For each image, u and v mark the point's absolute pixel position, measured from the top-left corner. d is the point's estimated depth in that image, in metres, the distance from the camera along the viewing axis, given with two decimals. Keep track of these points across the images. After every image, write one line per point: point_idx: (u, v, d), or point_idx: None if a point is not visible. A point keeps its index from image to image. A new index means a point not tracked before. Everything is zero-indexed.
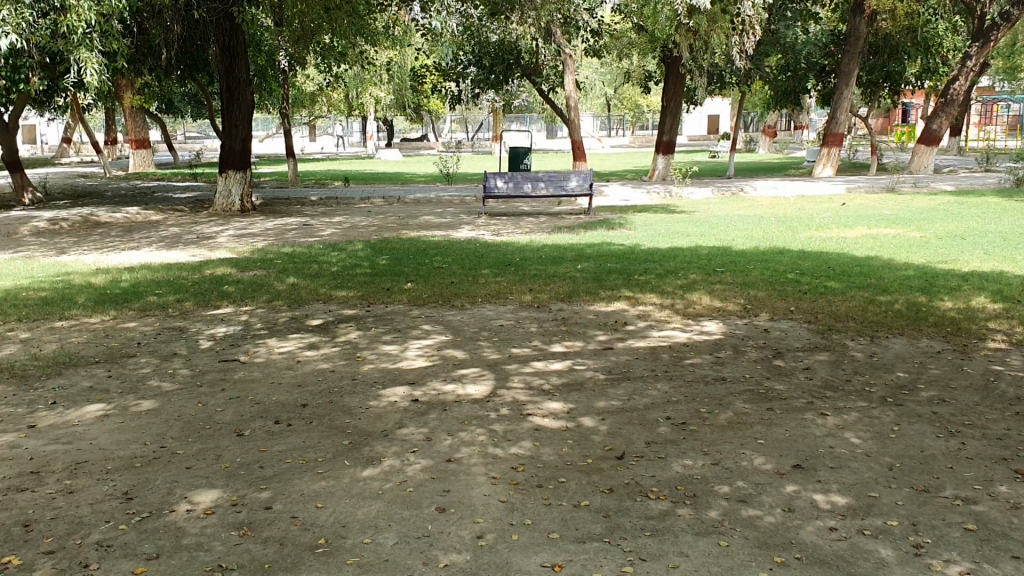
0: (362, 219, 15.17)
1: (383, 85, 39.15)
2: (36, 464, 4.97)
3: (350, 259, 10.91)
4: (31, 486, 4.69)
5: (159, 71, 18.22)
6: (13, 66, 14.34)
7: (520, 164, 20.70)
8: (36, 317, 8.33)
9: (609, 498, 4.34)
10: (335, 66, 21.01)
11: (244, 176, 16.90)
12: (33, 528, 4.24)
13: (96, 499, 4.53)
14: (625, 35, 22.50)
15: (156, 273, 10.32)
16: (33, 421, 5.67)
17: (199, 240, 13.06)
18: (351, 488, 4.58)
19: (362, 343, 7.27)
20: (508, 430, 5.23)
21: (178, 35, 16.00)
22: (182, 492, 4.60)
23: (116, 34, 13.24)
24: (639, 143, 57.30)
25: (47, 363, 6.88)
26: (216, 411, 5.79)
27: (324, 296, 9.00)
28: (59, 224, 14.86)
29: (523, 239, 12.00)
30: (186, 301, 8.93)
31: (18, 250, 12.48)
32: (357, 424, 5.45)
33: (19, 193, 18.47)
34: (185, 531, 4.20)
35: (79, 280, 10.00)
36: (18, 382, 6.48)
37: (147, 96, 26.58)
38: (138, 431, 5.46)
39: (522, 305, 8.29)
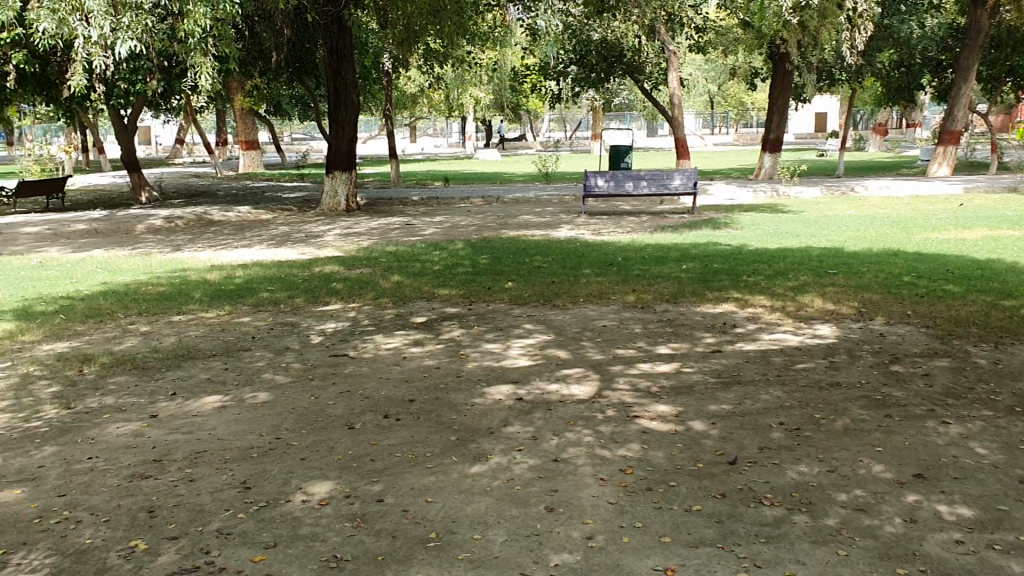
0: (464, 219, 15.27)
1: (484, 86, 39.25)
2: (160, 452, 5.19)
3: (453, 258, 11.01)
4: (154, 474, 4.89)
5: (269, 73, 18.64)
6: (132, 68, 15.00)
7: (622, 163, 20.54)
8: (156, 311, 8.68)
9: (722, 503, 4.26)
10: (439, 66, 21.21)
11: (350, 176, 17.20)
12: (158, 513, 4.42)
13: (216, 487, 4.69)
14: (731, 31, 21.97)
15: (267, 269, 10.63)
16: (156, 411, 5.91)
17: (306, 239, 13.38)
18: (460, 484, 4.61)
19: (466, 341, 7.31)
20: (615, 433, 5.17)
21: (289, 37, 16.36)
22: (297, 482, 4.72)
23: (229, 38, 13.52)
24: (744, 142, 56.30)
25: (169, 355, 7.16)
26: (327, 404, 5.91)
27: (428, 294, 9.10)
28: (175, 222, 15.46)
29: (625, 238, 11.93)
30: (296, 297, 9.17)
31: (138, 247, 13.03)
32: (465, 421, 5.48)
33: (138, 192, 19.29)
34: (302, 521, 4.29)
35: (196, 276, 10.38)
36: (140, 374, 6.74)
37: (257, 98, 27.33)
38: (255, 422, 5.63)
39: (627, 305, 8.23)
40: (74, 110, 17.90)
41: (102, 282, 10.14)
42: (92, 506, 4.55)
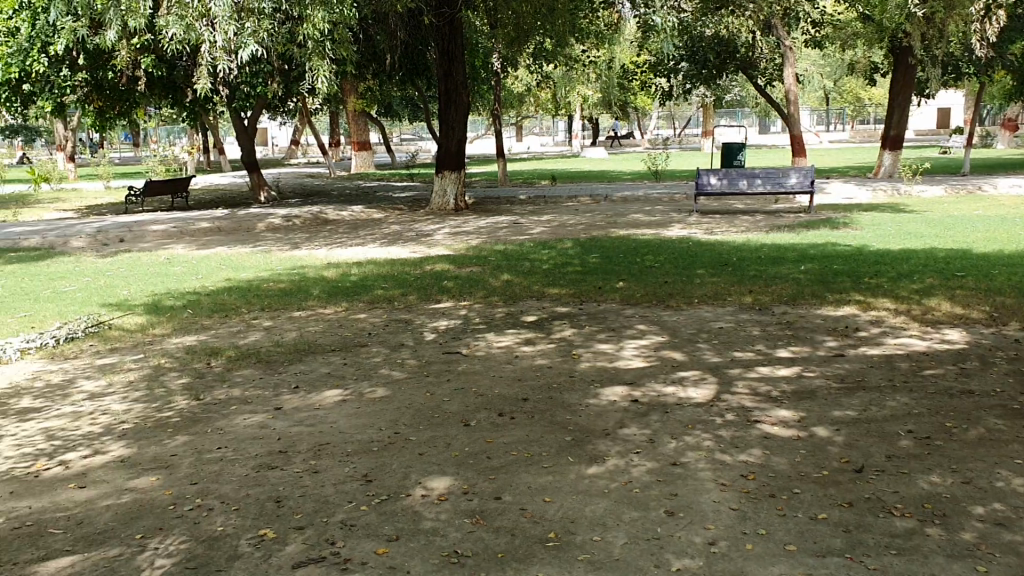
0: (573, 218, 15.25)
1: (591, 84, 39.08)
2: (284, 444, 5.36)
3: (563, 257, 11.01)
4: (280, 464, 5.06)
5: (382, 75, 19.01)
6: (254, 71, 15.56)
7: (734, 161, 20.16)
8: (277, 306, 8.97)
9: (848, 512, 4.13)
10: (548, 64, 21.24)
11: (459, 175, 17.38)
12: (285, 503, 4.57)
13: (340, 479, 4.82)
14: (850, 24, 21.24)
15: (381, 267, 10.85)
16: (280, 403, 6.11)
17: (417, 238, 13.59)
18: (577, 485, 4.60)
19: (578, 341, 7.30)
20: (735, 437, 5.08)
21: (402, 39, 16.62)
22: (417, 476, 4.80)
23: (346, 41, 13.82)
24: (861, 139, 54.48)
25: (290, 350, 7.39)
26: (443, 400, 6.00)
27: (538, 293, 9.12)
28: (292, 220, 15.94)
29: (740, 238, 11.70)
30: (410, 294, 9.32)
31: (258, 244, 13.49)
32: (580, 421, 5.47)
33: (257, 191, 19.96)
34: (422, 515, 4.36)
35: (314, 273, 10.68)
36: (265, 367, 6.98)
37: (369, 100, 27.90)
38: (374, 416, 5.74)
39: (742, 306, 8.07)
40: (198, 113, 18.64)
41: (226, 278, 10.54)
42: (223, 494, 4.74)
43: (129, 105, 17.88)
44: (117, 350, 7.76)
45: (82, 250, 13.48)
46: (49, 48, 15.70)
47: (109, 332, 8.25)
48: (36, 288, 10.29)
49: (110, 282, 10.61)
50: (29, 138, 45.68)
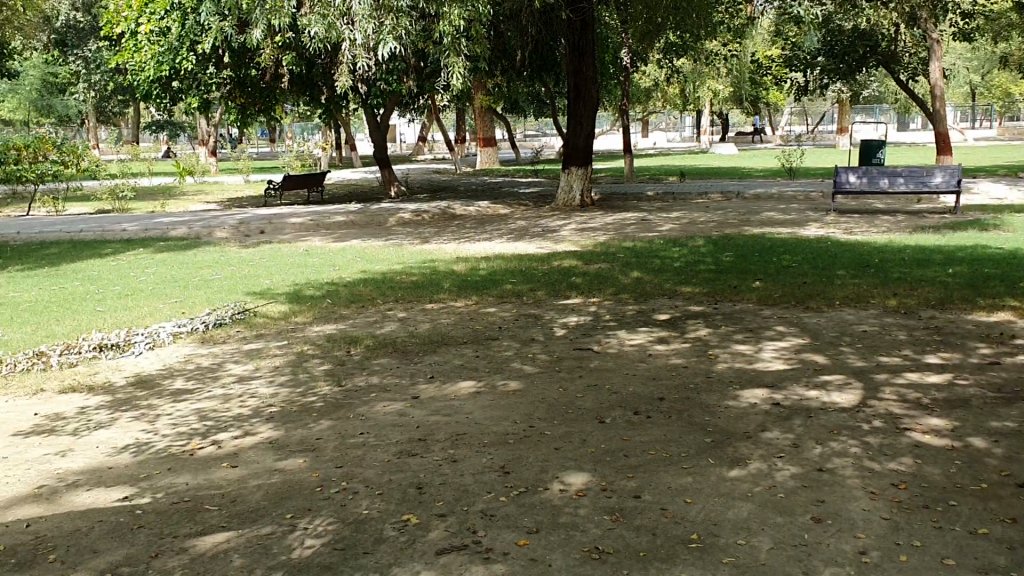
0: (702, 215, 15.00)
1: (720, 78, 38.29)
2: (423, 432, 5.47)
3: (694, 255, 10.84)
4: (419, 452, 5.16)
5: (512, 71, 19.14)
6: (390, 69, 15.90)
7: (872, 159, 19.42)
8: (410, 299, 9.17)
9: (1012, 529, 3.92)
10: (678, 59, 20.94)
11: (587, 171, 17.35)
12: (425, 491, 4.66)
13: (478, 470, 4.87)
14: (1003, 14, 20.11)
15: (510, 262, 10.94)
16: (416, 393, 6.23)
17: (545, 233, 13.63)
18: (719, 487, 4.52)
19: (713, 341, 7.18)
20: (884, 445, 4.90)
21: (533, 36, 16.68)
22: (554, 471, 4.81)
23: (481, 38, 13.94)
24: (1010, 137, 51.56)
25: (424, 341, 7.54)
26: (577, 396, 5.99)
27: (670, 291, 9.01)
28: (422, 215, 16.24)
29: (881, 239, 11.26)
30: (539, 290, 9.37)
31: (389, 238, 13.81)
32: (718, 422, 5.38)
33: (387, 186, 20.43)
34: (561, 509, 4.37)
35: (444, 267, 10.85)
36: (400, 357, 7.15)
37: (497, 96, 28.11)
38: (510, 409, 5.79)
39: (886, 310, 7.78)
40: (334, 110, 19.20)
41: (360, 270, 10.83)
42: (365, 478, 4.87)
43: (270, 102, 18.58)
44: (262, 336, 8.08)
45: (225, 241, 14.10)
46: (198, 47, 16.44)
47: (254, 319, 8.60)
48: (186, 276, 10.83)
49: (253, 271, 11.07)
50: (175, 133, 48.07)
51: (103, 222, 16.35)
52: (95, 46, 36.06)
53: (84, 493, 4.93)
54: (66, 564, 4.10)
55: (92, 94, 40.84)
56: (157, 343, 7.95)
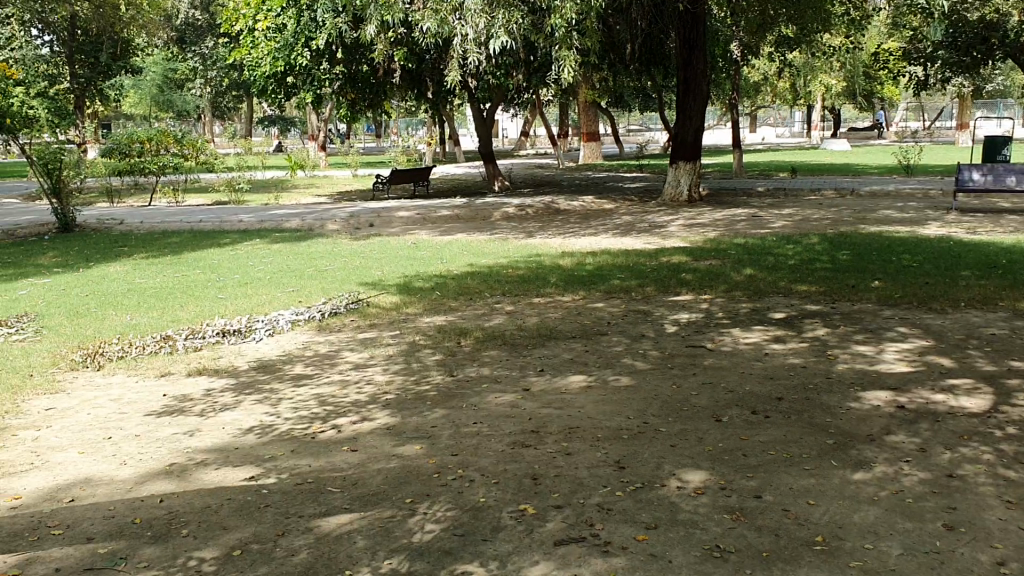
0: (815, 212, 14.63)
1: (833, 73, 37.26)
2: (535, 424, 5.50)
3: (808, 252, 10.57)
4: (533, 444, 5.19)
5: (619, 65, 19.04)
6: (499, 63, 15.99)
7: (997, 155, 18.59)
8: (517, 292, 9.22)
9: None
10: (790, 52, 20.44)
11: (695, 166, 17.13)
12: (541, 481, 4.69)
13: (592, 463, 4.87)
14: None
15: (618, 257, 10.89)
16: (528, 385, 6.26)
17: (651, 229, 13.51)
18: (843, 490, 4.41)
19: (832, 341, 6.99)
20: (1018, 453, 4.69)
21: (642, 29, 16.53)
22: (671, 467, 4.77)
23: (592, 32, 13.88)
24: None
25: (534, 334, 7.57)
26: (691, 394, 5.93)
27: (784, 289, 8.82)
28: (526, 209, 16.29)
29: (1008, 239, 10.77)
30: (648, 286, 9.29)
31: (494, 232, 13.91)
32: (840, 424, 5.24)
33: (491, 181, 20.60)
34: (679, 506, 4.33)
35: (550, 261, 10.87)
36: (510, 349, 7.19)
37: (602, 91, 27.98)
38: (623, 404, 5.77)
39: (1016, 313, 7.44)
40: (442, 105, 19.44)
41: (467, 263, 10.95)
42: (481, 467, 4.92)
43: (380, 97, 18.90)
44: (375, 326, 8.26)
45: (335, 233, 14.44)
46: (312, 43, 16.83)
47: (366, 309, 8.79)
48: (301, 266, 11.14)
49: (364, 263, 11.30)
50: (285, 127, 49.40)
51: (221, 213, 16.95)
52: (212, 43, 37.36)
53: (212, 471, 5.13)
54: (198, 539, 4.28)
55: (209, 89, 42.27)
56: (276, 330, 8.21)
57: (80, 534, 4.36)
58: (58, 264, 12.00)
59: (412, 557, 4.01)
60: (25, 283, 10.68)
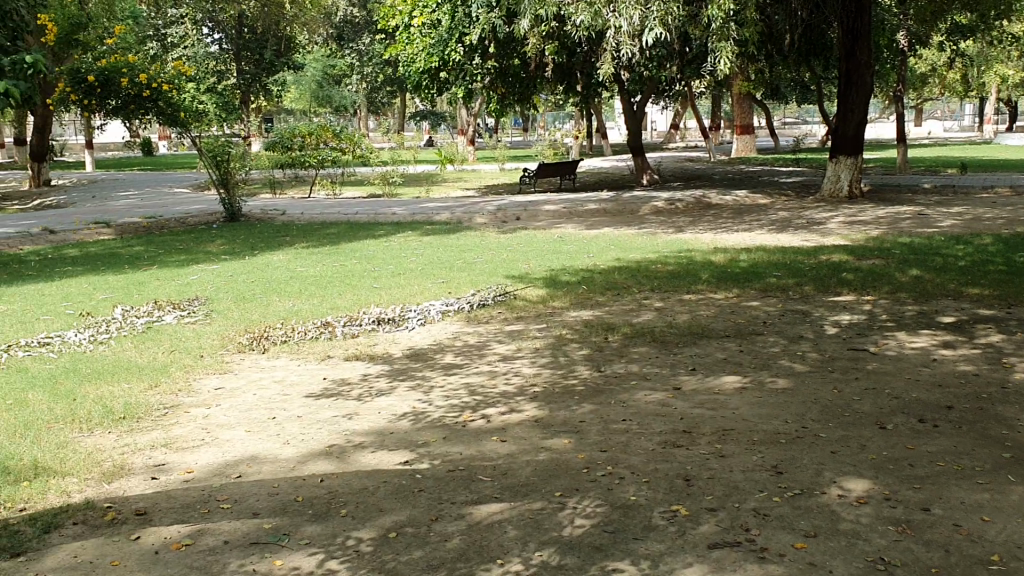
0: (987, 210, 13.78)
1: (1010, 62, 34.92)
2: (688, 424, 5.41)
3: (980, 254, 9.98)
4: (685, 444, 5.11)
5: (777, 56, 18.48)
6: (651, 55, 15.82)
7: None
8: (668, 288, 9.10)
9: None
10: (964, 40, 19.29)
11: (856, 161, 16.44)
12: (694, 483, 4.61)
13: (748, 467, 4.76)
14: None
15: (772, 255, 10.59)
16: (679, 384, 6.17)
17: (808, 226, 13.07)
18: (1021, 508, 4.14)
19: (1007, 348, 6.58)
20: None
21: (803, 19, 15.98)
22: (831, 475, 4.60)
23: (750, 23, 13.51)
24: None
25: (685, 332, 7.46)
26: (853, 399, 5.70)
27: (954, 292, 8.36)
28: (676, 204, 16.06)
29: None
30: (805, 284, 8.99)
31: (643, 227, 13.78)
32: (1017, 438, 4.93)
33: (640, 174, 20.43)
34: (840, 515, 4.17)
35: (701, 257, 10.68)
36: (661, 346, 7.11)
37: (757, 83, 27.23)
38: (779, 408, 5.61)
39: None
40: (592, 98, 19.40)
41: (616, 258, 10.89)
42: (633, 465, 4.89)
43: (530, 91, 19.02)
44: (524, 318, 8.32)
45: (485, 226, 14.66)
46: (466, 38, 17.12)
47: (515, 302, 8.88)
48: (451, 258, 11.36)
49: (513, 256, 11.41)
50: (436, 122, 50.48)
51: (375, 205, 17.51)
52: (369, 39, 38.60)
53: (368, 454, 5.29)
54: (356, 519, 4.43)
55: (365, 84, 43.70)
56: (428, 320, 8.40)
57: (247, 509, 4.59)
58: (225, 252, 12.68)
59: (563, 551, 4.02)
60: (196, 269, 11.34)
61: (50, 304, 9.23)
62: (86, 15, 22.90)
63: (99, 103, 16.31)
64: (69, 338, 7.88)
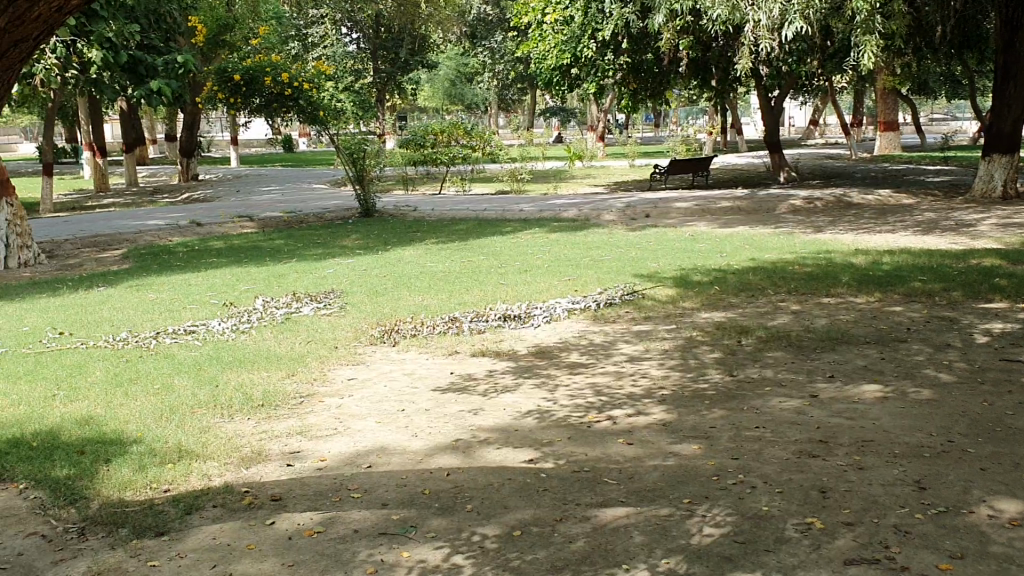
0: None
1: None
2: (824, 433, 5.20)
3: None
4: (821, 454, 4.91)
5: (927, 48, 17.59)
6: (791, 50, 15.33)
7: None
8: (804, 291, 8.79)
9: None
10: None
11: (1012, 159, 15.47)
12: (830, 495, 4.41)
13: (888, 481, 4.53)
14: None
15: (918, 257, 10.08)
16: (815, 391, 5.94)
17: (957, 227, 12.38)
18: None
19: None
20: None
21: (956, 9, 15.16)
22: (981, 494, 4.33)
23: (898, 15, 12.90)
24: None
25: (822, 337, 7.18)
26: (1006, 413, 5.35)
27: None
28: (814, 202, 15.51)
29: None
30: (954, 290, 8.52)
31: (778, 226, 13.36)
32: None
33: (776, 172, 19.85)
34: (991, 538, 3.92)
35: (840, 259, 10.27)
36: (796, 351, 6.87)
37: (903, 77, 26.02)
38: (923, 420, 5.32)
39: None
40: (727, 94, 18.96)
41: (749, 258, 10.60)
42: (765, 474, 4.73)
43: (663, 87, 18.73)
44: (651, 319, 8.19)
45: (614, 223, 14.54)
46: (599, 34, 17.02)
47: (644, 301, 8.75)
48: (579, 256, 11.31)
49: (643, 254, 11.27)
50: (566, 119, 50.51)
51: (505, 202, 17.63)
52: (502, 37, 38.92)
53: (494, 451, 5.31)
54: (481, 515, 4.43)
55: (497, 82, 44.09)
56: (554, 318, 8.38)
57: (376, 499, 4.67)
58: (359, 246, 13.02)
59: (690, 559, 3.92)
60: (332, 262, 11.67)
61: (196, 294, 9.68)
62: (233, 16, 23.95)
63: (243, 101, 16.58)
64: (212, 326, 8.23)
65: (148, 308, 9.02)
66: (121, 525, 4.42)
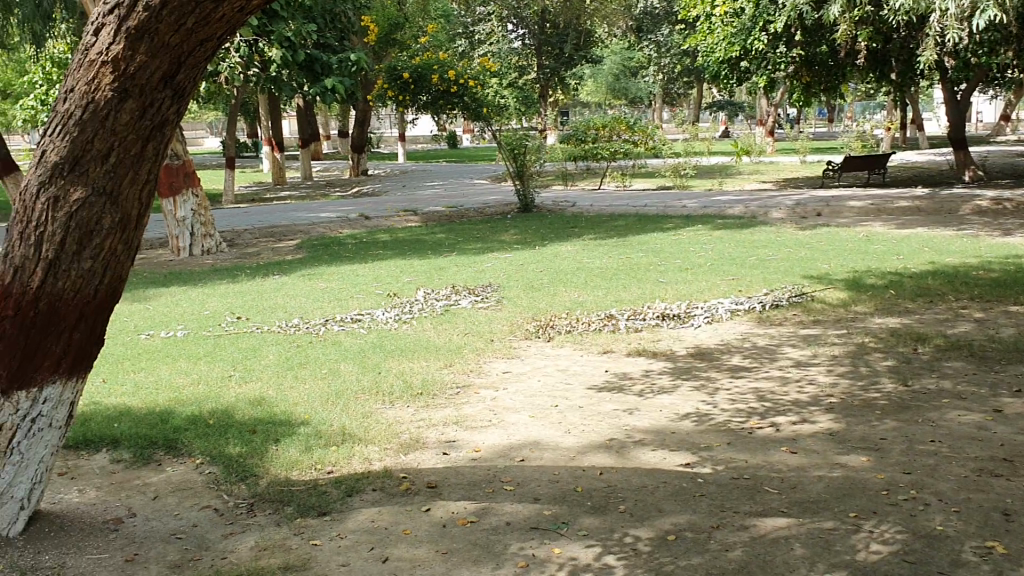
0: None
1: None
2: (1010, 452, 4.82)
3: None
4: (1005, 474, 4.55)
5: None
6: (983, 39, 14.34)
7: None
8: (990, 298, 8.20)
9: None
10: None
11: None
12: (1016, 519, 4.08)
13: None
14: None
15: None
16: (1000, 406, 5.52)
17: None
18: None
19: None
20: None
21: None
22: None
23: None
24: None
25: (1009, 348, 6.66)
26: None
27: None
28: (1004, 203, 14.44)
29: None
30: None
31: (962, 228, 12.52)
32: None
33: (961, 170, 18.63)
34: None
35: None
36: (979, 363, 6.41)
37: None
38: None
39: None
40: (909, 87, 17.93)
41: (929, 261, 9.98)
42: (941, 491, 4.42)
43: (838, 80, 17.91)
44: (820, 323, 7.84)
45: (781, 222, 14.03)
46: (771, 26, 16.47)
47: (812, 304, 8.39)
48: (743, 255, 10.98)
49: (811, 254, 10.81)
50: (734, 113, 49.22)
51: (667, 199, 17.35)
52: (669, 31, 38.32)
53: (650, 452, 5.21)
54: (635, 517, 4.35)
55: (662, 76, 43.46)
56: (715, 318, 8.16)
57: (529, 494, 4.67)
58: (519, 241, 13.11)
59: None
60: (492, 256, 11.82)
61: (362, 284, 10.01)
62: (403, 15, 24.59)
63: (412, 98, 16.76)
64: (376, 316, 8.48)
65: (318, 297, 9.40)
66: (286, 503, 4.61)
